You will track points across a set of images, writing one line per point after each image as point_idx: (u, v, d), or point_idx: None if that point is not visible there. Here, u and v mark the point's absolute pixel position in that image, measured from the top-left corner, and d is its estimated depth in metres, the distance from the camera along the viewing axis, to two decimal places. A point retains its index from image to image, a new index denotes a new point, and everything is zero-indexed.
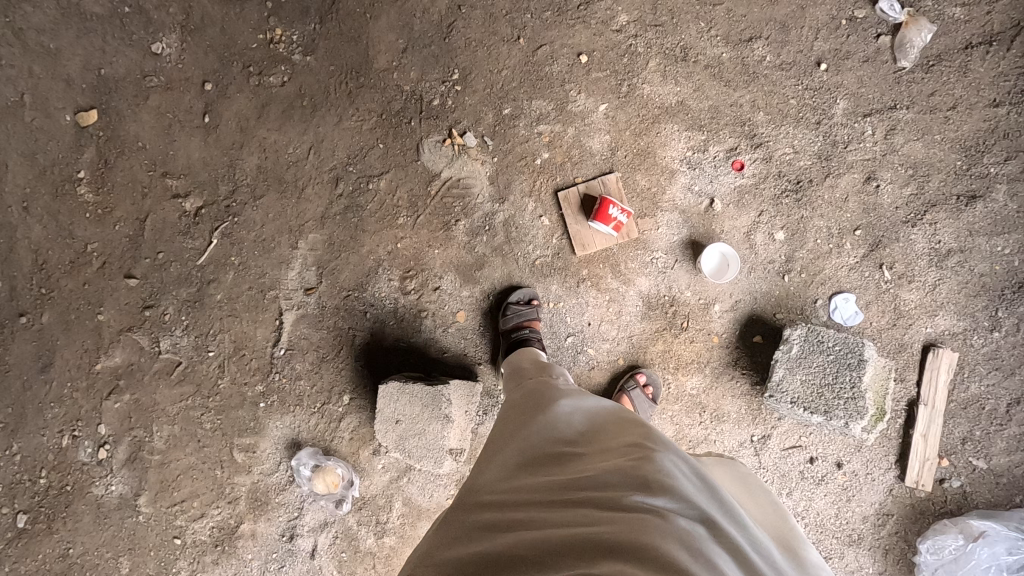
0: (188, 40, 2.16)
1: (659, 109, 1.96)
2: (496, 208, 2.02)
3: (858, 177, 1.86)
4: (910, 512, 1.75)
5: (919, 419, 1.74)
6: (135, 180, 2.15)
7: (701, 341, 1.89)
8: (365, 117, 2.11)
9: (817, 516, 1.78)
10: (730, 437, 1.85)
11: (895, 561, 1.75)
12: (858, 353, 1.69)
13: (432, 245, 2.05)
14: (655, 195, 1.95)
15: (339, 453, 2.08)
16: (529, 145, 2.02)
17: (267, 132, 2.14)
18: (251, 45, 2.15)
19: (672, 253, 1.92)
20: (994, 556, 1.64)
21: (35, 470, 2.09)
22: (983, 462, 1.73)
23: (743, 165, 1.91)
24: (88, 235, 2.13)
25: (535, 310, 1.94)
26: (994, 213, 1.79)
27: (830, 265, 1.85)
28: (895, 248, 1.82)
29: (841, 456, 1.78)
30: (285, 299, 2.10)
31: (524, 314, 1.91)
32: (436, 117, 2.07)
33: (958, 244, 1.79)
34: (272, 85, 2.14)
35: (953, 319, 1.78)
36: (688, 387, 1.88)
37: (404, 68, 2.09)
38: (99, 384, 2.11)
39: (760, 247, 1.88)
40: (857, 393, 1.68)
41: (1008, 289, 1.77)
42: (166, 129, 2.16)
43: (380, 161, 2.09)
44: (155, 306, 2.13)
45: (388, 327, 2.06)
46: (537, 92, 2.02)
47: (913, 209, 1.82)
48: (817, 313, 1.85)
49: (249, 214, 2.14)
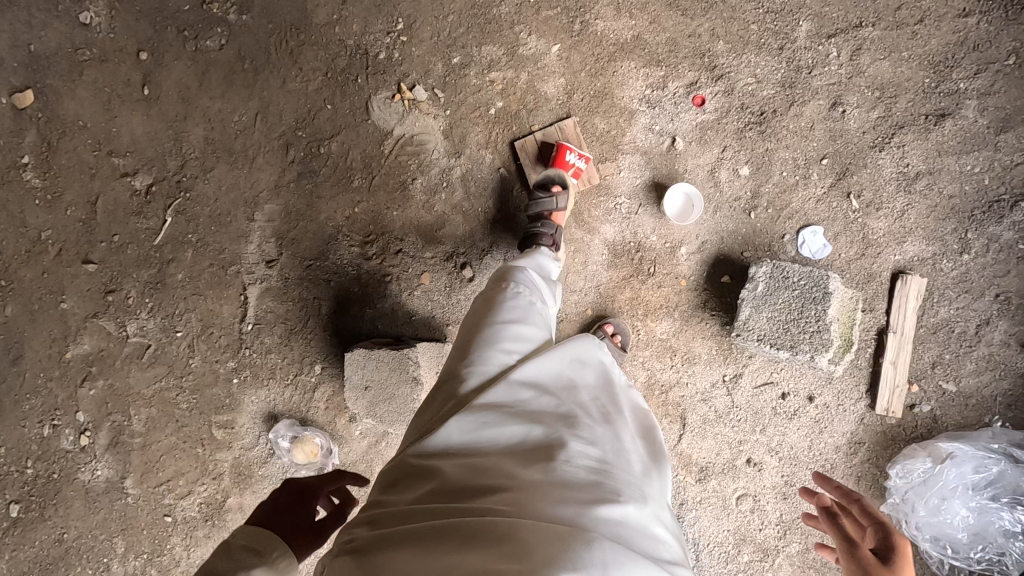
0: (119, 7, 2.04)
1: (615, 46, 1.87)
2: (452, 162, 1.96)
3: (824, 103, 1.78)
4: (882, 439, 1.76)
5: (888, 347, 1.73)
6: (80, 161, 2.06)
7: (669, 285, 1.85)
8: (310, 76, 2.01)
9: (791, 449, 1.80)
10: (702, 378, 1.83)
11: (868, 487, 1.77)
12: (823, 286, 1.66)
13: (390, 207, 1.99)
14: (614, 138, 1.88)
15: (316, 422, 2.08)
16: (481, 95, 1.93)
17: (211, 101, 2.05)
18: (184, 7, 2.04)
19: (635, 198, 1.87)
20: (962, 476, 1.65)
21: (22, 460, 2.10)
22: (952, 384, 1.73)
23: (704, 100, 1.83)
24: (40, 222, 2.07)
25: (554, 199, 1.77)
26: (964, 130, 1.72)
27: (797, 198, 1.80)
28: (862, 175, 1.77)
29: (812, 390, 1.78)
30: (247, 273, 2.06)
31: (541, 205, 1.76)
32: (383, 71, 1.97)
33: (927, 166, 1.74)
34: (210, 49, 2.04)
35: (923, 244, 1.74)
36: (658, 332, 1.85)
37: (345, 21, 1.98)
38: (72, 372, 2.09)
39: (725, 184, 1.83)
40: (822, 326, 1.66)
41: (979, 209, 1.72)
42: (106, 104, 2.06)
43: (330, 122, 2.01)
44: (117, 290, 2.09)
45: (353, 294, 2.02)
46: (485, 37, 1.92)
47: (880, 133, 1.76)
48: (785, 248, 1.80)
49: (201, 188, 2.07)
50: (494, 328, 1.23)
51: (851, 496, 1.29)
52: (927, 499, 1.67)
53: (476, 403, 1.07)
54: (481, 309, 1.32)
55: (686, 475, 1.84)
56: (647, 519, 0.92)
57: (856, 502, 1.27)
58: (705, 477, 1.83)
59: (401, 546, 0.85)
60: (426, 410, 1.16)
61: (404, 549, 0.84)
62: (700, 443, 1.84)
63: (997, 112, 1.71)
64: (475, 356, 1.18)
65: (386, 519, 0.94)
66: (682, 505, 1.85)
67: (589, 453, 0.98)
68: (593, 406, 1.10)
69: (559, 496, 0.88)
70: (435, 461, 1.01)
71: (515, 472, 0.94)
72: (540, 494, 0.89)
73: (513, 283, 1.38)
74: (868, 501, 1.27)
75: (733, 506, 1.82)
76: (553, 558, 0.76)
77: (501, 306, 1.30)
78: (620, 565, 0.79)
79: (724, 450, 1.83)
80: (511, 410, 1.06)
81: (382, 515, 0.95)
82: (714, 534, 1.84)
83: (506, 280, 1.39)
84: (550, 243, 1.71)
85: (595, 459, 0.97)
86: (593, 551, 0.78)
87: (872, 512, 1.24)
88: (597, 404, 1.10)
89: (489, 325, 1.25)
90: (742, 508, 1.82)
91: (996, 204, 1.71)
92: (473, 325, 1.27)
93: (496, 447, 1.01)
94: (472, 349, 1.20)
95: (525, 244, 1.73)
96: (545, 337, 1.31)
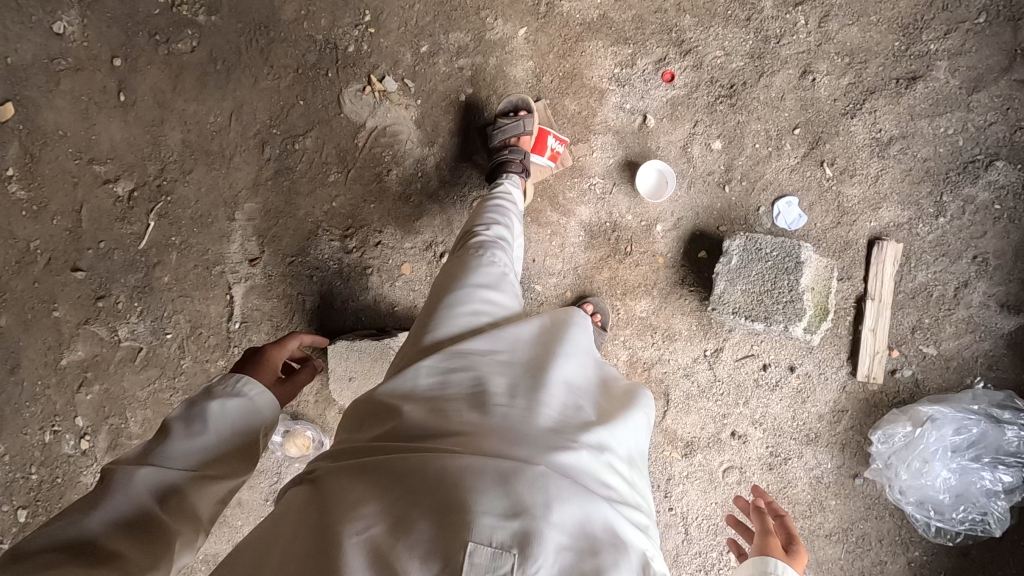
0: (90, 15, 2.06)
1: (581, 26, 1.86)
2: (426, 152, 1.97)
3: (794, 73, 1.77)
4: (865, 406, 1.76)
5: (867, 313, 1.73)
6: (62, 170, 2.09)
7: (647, 264, 1.85)
8: (281, 74, 2.02)
9: (775, 420, 1.81)
10: (684, 354, 1.84)
11: (853, 454, 1.77)
12: (795, 256, 1.67)
13: (367, 199, 2.00)
14: (586, 118, 1.88)
15: (307, 416, 2.04)
16: (451, 83, 1.94)
17: (186, 104, 2.07)
18: (155, 11, 2.06)
19: (609, 178, 1.87)
20: (942, 438, 1.65)
21: (26, 467, 2.14)
22: (933, 348, 1.72)
23: (673, 75, 1.82)
24: (28, 233, 2.10)
25: (521, 122, 1.78)
26: (936, 92, 1.70)
27: (771, 169, 1.79)
28: (835, 143, 1.76)
29: (793, 360, 1.78)
30: (231, 273, 2.08)
31: (507, 130, 1.77)
32: (353, 64, 1.98)
33: (900, 130, 1.72)
34: (182, 52, 2.06)
35: (898, 209, 1.73)
36: (637, 311, 1.86)
37: (313, 16, 1.99)
38: (68, 379, 2.13)
39: (698, 159, 1.83)
40: (795, 296, 1.66)
41: (954, 170, 1.70)
42: (84, 113, 2.08)
43: (303, 119, 2.02)
44: (106, 296, 2.12)
45: (336, 288, 2.04)
46: (452, 24, 1.92)
47: (851, 99, 1.75)
48: (761, 221, 1.80)
49: (182, 190, 2.09)
50: (464, 289, 1.26)
51: (776, 508, 1.29)
52: (909, 463, 1.68)
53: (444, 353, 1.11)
54: (453, 270, 1.34)
55: (672, 451, 1.86)
56: (600, 468, 0.96)
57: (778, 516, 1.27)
58: (691, 452, 1.85)
59: (358, 476, 0.92)
60: (398, 361, 1.21)
61: (360, 479, 0.91)
62: (684, 418, 1.85)
63: (969, 72, 1.69)
64: (442, 314, 1.22)
65: (349, 452, 1.01)
66: (669, 481, 1.86)
67: (549, 405, 1.02)
68: (559, 361, 1.13)
69: (514, 440, 0.92)
70: (401, 403, 1.05)
71: (473, 416, 0.99)
72: (496, 438, 0.93)
73: (486, 246, 1.40)
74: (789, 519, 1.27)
75: (720, 479, 1.84)
76: (494, 501, 0.81)
77: (471, 268, 1.32)
78: (564, 507, 0.84)
79: (708, 424, 1.84)
80: (473, 362, 1.09)
81: (348, 450, 1.01)
82: (702, 508, 1.85)
83: (483, 242, 1.41)
84: (518, 168, 1.74)
85: (555, 411, 1.02)
86: (539, 493, 0.83)
87: (790, 526, 1.24)
88: (562, 359, 1.14)
89: (457, 286, 1.28)
90: (729, 480, 1.83)
91: (971, 165, 1.69)
92: (441, 286, 1.31)
93: (459, 393, 1.05)
94: (441, 306, 1.23)
95: (494, 172, 1.76)
96: (516, 305, 1.33)
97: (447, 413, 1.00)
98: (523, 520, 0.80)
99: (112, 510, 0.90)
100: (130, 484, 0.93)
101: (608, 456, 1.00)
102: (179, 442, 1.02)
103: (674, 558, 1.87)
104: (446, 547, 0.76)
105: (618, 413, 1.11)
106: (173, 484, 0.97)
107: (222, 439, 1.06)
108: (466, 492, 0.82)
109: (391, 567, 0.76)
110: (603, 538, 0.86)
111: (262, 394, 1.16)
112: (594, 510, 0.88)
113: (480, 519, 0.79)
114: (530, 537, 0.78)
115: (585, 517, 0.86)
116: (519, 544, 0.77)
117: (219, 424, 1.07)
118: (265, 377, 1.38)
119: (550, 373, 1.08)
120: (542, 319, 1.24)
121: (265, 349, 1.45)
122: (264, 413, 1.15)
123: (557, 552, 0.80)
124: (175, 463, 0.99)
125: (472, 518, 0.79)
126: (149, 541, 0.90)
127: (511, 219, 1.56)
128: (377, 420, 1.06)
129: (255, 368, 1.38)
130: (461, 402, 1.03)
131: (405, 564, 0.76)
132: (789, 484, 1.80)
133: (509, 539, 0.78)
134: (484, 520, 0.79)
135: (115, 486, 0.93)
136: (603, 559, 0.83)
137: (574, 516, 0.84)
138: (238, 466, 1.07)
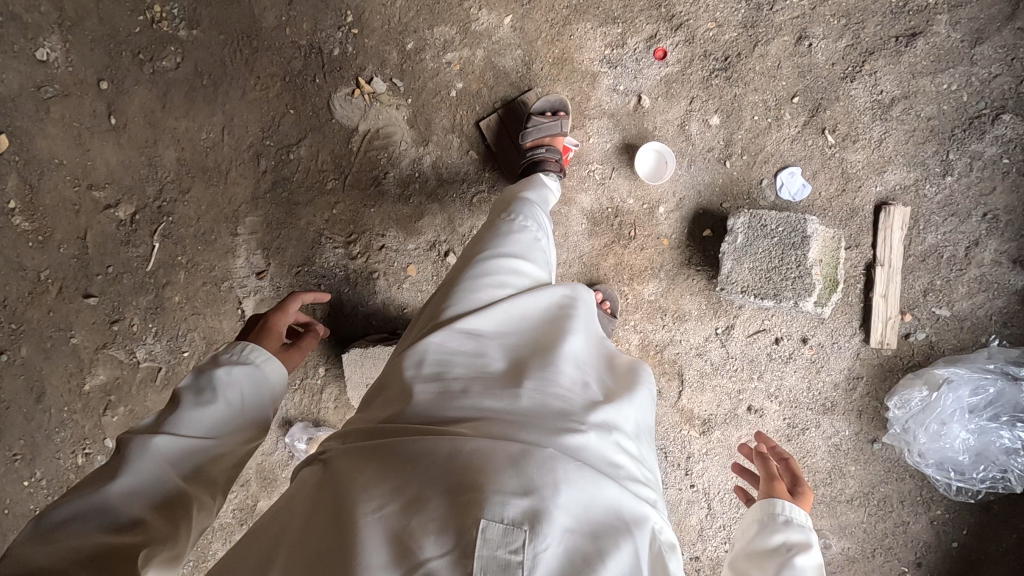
0: (71, 39, 2.04)
1: (567, 9, 1.82)
2: (421, 151, 1.95)
3: (789, 39, 1.72)
4: (880, 371, 1.76)
5: (877, 280, 1.71)
6: (63, 198, 2.10)
7: (652, 247, 1.84)
8: (268, 83, 2.00)
9: (790, 392, 1.81)
10: (695, 334, 1.84)
11: (870, 419, 1.77)
12: (801, 231, 1.64)
13: (367, 204, 1.99)
14: (580, 104, 1.85)
15: (328, 422, 2.07)
16: (440, 79, 1.91)
17: (176, 122, 2.06)
18: (135, 30, 2.04)
19: (607, 163, 1.85)
20: (959, 399, 1.65)
21: (62, 490, 2.20)
22: (946, 309, 1.70)
23: (666, 52, 1.78)
24: (37, 263, 2.12)
25: (559, 122, 1.77)
26: (937, 48, 1.65)
27: (771, 140, 1.76)
28: (836, 109, 1.72)
29: (805, 331, 1.78)
30: (240, 287, 2.10)
31: (545, 128, 1.75)
32: (340, 68, 1.95)
33: (902, 90, 1.68)
34: (167, 69, 2.04)
35: (904, 171, 1.69)
36: (646, 294, 1.86)
37: (295, 21, 1.97)
38: (93, 402, 2.18)
39: (696, 137, 1.80)
40: (804, 271, 1.64)
41: (959, 127, 1.66)
42: (76, 139, 2.08)
43: (295, 127, 2.00)
44: (120, 319, 2.15)
45: (345, 295, 2.03)
46: (435, 18, 1.88)
47: (850, 62, 1.70)
48: (765, 194, 1.77)
49: (182, 209, 2.10)
50: (487, 266, 1.27)
51: (781, 451, 1.22)
52: (927, 426, 1.68)
53: (457, 334, 1.12)
54: (473, 249, 1.35)
55: (689, 429, 1.88)
56: (608, 448, 0.98)
57: (782, 460, 1.20)
58: (709, 429, 1.87)
59: (366, 460, 0.93)
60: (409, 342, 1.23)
61: (369, 463, 0.92)
62: (700, 397, 1.86)
63: (971, 23, 1.63)
64: (458, 293, 1.23)
65: (357, 436, 1.03)
66: (689, 459, 1.89)
67: (556, 387, 1.04)
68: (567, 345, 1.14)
69: (524, 424, 0.94)
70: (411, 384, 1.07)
71: (484, 401, 1.00)
72: (504, 422, 0.95)
73: (514, 221, 1.40)
74: (796, 461, 1.19)
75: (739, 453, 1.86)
76: (504, 481, 0.83)
77: (496, 246, 1.33)
78: (571, 487, 0.86)
79: (724, 400, 1.85)
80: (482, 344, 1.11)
81: (358, 431, 1.04)
82: (723, 483, 1.87)
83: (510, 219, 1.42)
84: (555, 168, 1.72)
85: (563, 393, 1.04)
86: (546, 472, 0.85)
87: (796, 467, 1.17)
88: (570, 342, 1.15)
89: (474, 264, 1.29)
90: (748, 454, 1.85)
91: (977, 120, 1.65)
92: (459, 266, 1.32)
93: (466, 375, 1.07)
94: (459, 285, 1.25)
95: (529, 169, 1.73)
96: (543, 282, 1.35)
97: (457, 396, 1.02)
98: (533, 499, 0.82)
99: (135, 477, 0.91)
100: (146, 449, 0.94)
101: (616, 435, 1.01)
102: (192, 409, 1.02)
103: (699, 533, 1.90)
104: (461, 524, 0.78)
105: (625, 391, 1.12)
106: (190, 446, 0.98)
107: (234, 403, 1.07)
108: (477, 474, 0.84)
109: (406, 545, 0.79)
110: (609, 516, 0.88)
111: (269, 360, 1.16)
112: (601, 486, 0.89)
113: (492, 497, 0.81)
114: (538, 516, 0.80)
115: (592, 494, 0.88)
116: (529, 521, 0.80)
117: (230, 388, 1.08)
118: (269, 345, 1.39)
119: (556, 356, 1.10)
120: (552, 301, 1.25)
121: (266, 315, 1.44)
122: (273, 380, 1.17)
123: (564, 529, 0.82)
124: (190, 428, 1.00)
125: (485, 497, 0.80)
126: (167, 507, 0.92)
127: (533, 198, 1.53)
128: (386, 401, 1.09)
129: (256, 336, 1.39)
130: (468, 383, 1.05)
131: (417, 543, 0.78)
132: (808, 454, 1.82)
133: (520, 516, 0.80)
134: (497, 498, 0.81)
135: (132, 455, 0.93)
136: (608, 536, 0.85)
137: (580, 495, 0.86)
138: (248, 431, 1.09)
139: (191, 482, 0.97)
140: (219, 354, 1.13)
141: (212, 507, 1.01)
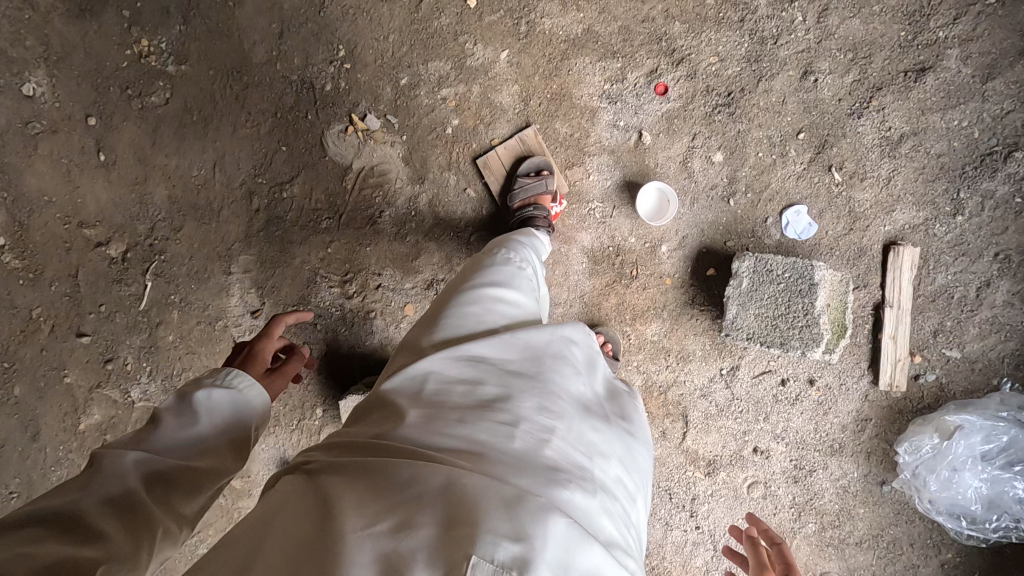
0: (57, 73, 2.00)
1: (565, 43, 1.77)
2: (417, 189, 1.91)
3: (794, 74, 1.67)
4: (888, 413, 1.72)
5: (886, 321, 1.67)
6: (53, 236, 2.05)
7: (654, 286, 1.80)
8: (259, 119, 1.95)
9: (796, 434, 1.77)
10: (699, 374, 1.80)
11: (879, 461, 1.74)
12: (808, 278, 1.60)
13: (362, 242, 1.95)
14: (579, 140, 1.80)
15: None
16: (435, 115, 1.86)
17: (167, 159, 2.02)
18: (123, 64, 1.99)
19: (608, 201, 1.80)
20: (971, 447, 1.61)
21: None
22: (956, 351, 1.66)
23: (667, 87, 1.73)
24: (29, 302, 2.08)
25: (544, 181, 1.75)
26: (948, 83, 1.60)
27: (777, 177, 1.71)
28: (842, 145, 1.67)
29: (812, 373, 1.74)
30: (235, 326, 2.06)
31: (529, 189, 1.75)
32: (332, 103, 1.91)
33: (910, 127, 1.63)
34: (156, 105, 2.00)
35: (913, 210, 1.65)
36: (648, 335, 1.82)
37: (285, 56, 1.92)
38: (88, 442, 2.13)
39: (699, 174, 1.75)
40: (811, 320, 1.61)
41: (970, 165, 1.61)
42: (66, 176, 2.03)
43: (287, 165, 1.96)
44: (114, 358, 2.11)
45: (341, 334, 1.99)
46: (430, 53, 1.84)
47: (857, 98, 1.65)
48: (769, 233, 1.73)
49: (175, 247, 2.05)
50: (491, 298, 1.23)
51: (774, 536, 1.21)
52: (938, 473, 1.64)
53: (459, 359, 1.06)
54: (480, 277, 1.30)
55: (694, 470, 1.84)
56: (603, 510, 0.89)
57: (775, 545, 1.18)
58: (714, 470, 1.83)
59: (353, 476, 0.85)
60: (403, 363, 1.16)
61: (355, 480, 0.84)
62: (704, 438, 1.83)
63: (981, 58, 1.58)
64: (462, 319, 1.18)
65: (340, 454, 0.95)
66: (694, 500, 1.85)
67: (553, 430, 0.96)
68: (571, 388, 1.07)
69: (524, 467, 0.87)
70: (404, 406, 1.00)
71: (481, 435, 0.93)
72: (501, 460, 0.87)
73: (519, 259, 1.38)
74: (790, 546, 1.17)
75: (745, 494, 1.82)
76: (497, 521, 0.74)
77: (503, 281, 1.29)
78: (567, 545, 0.76)
79: (730, 442, 1.81)
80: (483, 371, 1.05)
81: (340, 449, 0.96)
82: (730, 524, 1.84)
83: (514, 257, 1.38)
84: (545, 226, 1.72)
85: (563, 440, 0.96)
86: (541, 520, 0.77)
87: (790, 553, 1.15)
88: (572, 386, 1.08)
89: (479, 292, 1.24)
90: (754, 495, 1.82)
91: (988, 158, 1.60)
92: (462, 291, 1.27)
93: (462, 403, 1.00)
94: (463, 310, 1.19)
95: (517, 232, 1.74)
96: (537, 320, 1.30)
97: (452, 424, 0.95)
98: (525, 545, 0.72)
99: (100, 490, 0.83)
100: (116, 463, 0.87)
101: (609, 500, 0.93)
102: (167, 430, 0.96)
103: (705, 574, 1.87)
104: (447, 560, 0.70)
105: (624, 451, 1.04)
106: (159, 465, 0.90)
107: (212, 427, 1.00)
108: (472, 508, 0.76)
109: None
110: None
111: (252, 386, 1.10)
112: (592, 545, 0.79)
113: (483, 536, 0.72)
114: (528, 566, 0.71)
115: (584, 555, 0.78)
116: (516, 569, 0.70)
117: (207, 411, 1.02)
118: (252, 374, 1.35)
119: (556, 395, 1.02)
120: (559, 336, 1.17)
121: (253, 342, 1.40)
122: (255, 409, 1.09)
123: None
124: (163, 449, 0.93)
125: (476, 535, 0.72)
126: (128, 525, 0.82)
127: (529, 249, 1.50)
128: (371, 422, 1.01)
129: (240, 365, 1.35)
130: (461, 412, 0.97)
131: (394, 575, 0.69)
132: (816, 496, 1.78)
133: (510, 561, 0.71)
134: (488, 537, 0.72)
135: (99, 467, 0.85)
136: None
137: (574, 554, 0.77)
138: (225, 457, 0.99)
139: (159, 503, 0.87)
140: (201, 378, 1.08)
141: (178, 537, 0.89)
